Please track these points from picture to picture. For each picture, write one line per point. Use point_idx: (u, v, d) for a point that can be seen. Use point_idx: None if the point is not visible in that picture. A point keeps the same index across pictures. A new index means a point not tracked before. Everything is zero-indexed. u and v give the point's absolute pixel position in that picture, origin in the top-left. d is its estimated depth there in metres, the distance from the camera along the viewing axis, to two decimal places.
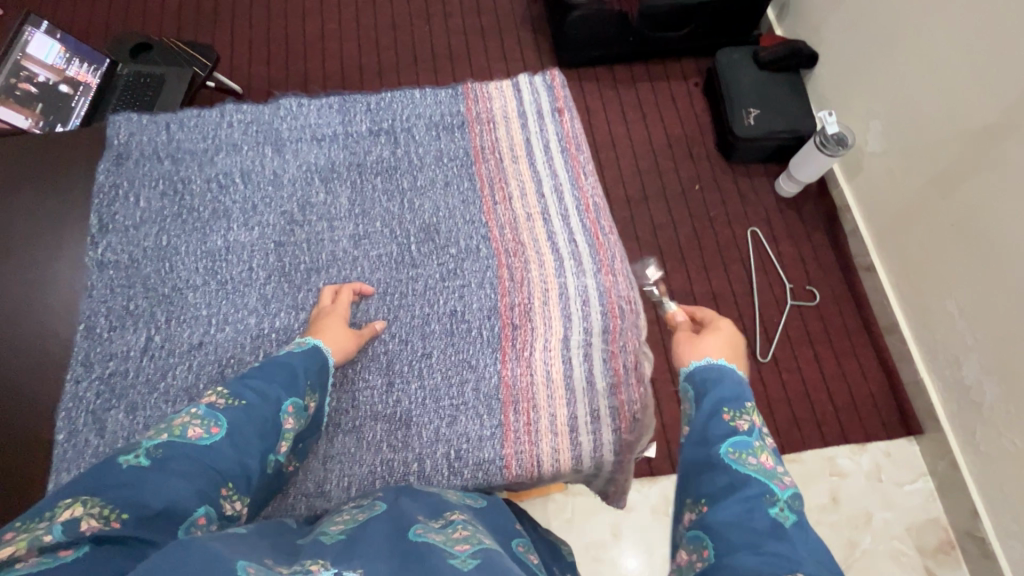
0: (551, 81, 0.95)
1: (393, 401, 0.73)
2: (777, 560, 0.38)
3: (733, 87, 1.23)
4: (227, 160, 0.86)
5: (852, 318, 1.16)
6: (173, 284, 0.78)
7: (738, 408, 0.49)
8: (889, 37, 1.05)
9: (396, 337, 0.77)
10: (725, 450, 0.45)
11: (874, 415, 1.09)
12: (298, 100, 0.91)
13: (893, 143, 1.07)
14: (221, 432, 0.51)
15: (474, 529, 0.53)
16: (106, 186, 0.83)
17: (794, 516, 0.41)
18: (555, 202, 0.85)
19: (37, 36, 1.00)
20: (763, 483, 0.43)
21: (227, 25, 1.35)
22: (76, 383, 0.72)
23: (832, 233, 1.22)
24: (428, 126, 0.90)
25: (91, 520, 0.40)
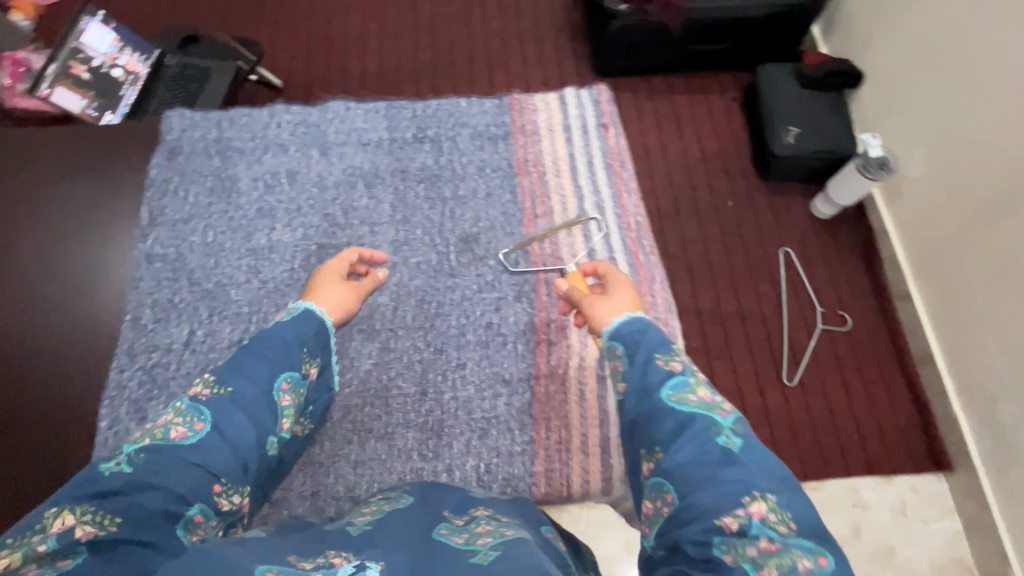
0: (597, 96, 1.13)
1: (425, 410, 0.88)
2: (727, 485, 0.48)
3: (773, 104, 1.21)
4: (273, 160, 1.04)
5: (884, 347, 1.13)
6: (217, 280, 0.95)
7: (667, 355, 0.60)
8: (942, 60, 1.02)
9: (432, 347, 0.92)
10: (667, 395, 0.56)
11: (903, 447, 1.06)
12: (346, 105, 1.09)
13: (939, 168, 1.04)
14: (206, 426, 0.55)
15: (497, 524, 0.54)
16: (159, 179, 1.01)
17: (738, 440, 0.52)
18: (598, 218, 1.02)
19: (93, 25, 1.06)
20: (710, 417, 0.53)
21: (272, 19, 1.38)
22: (120, 371, 0.88)
23: (867, 258, 1.19)
24: (473, 135, 1.08)
25: (85, 527, 0.46)
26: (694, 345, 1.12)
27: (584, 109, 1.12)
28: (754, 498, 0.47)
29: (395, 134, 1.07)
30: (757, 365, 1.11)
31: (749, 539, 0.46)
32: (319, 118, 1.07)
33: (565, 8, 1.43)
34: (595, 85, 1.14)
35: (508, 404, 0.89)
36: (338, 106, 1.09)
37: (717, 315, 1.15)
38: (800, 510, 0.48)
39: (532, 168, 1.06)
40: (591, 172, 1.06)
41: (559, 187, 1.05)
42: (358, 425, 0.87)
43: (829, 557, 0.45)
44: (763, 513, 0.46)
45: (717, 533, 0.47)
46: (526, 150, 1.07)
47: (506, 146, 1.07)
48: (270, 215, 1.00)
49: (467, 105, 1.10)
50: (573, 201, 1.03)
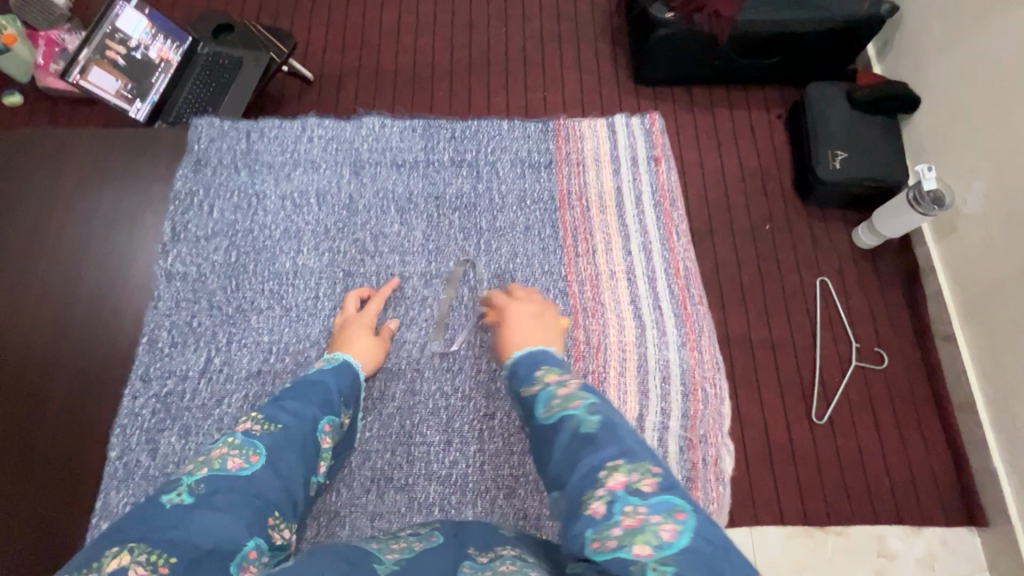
0: (649, 126, 1.08)
1: (448, 462, 0.85)
2: (589, 469, 0.46)
3: (822, 124, 1.15)
4: (302, 177, 1.02)
5: (921, 389, 1.08)
6: (238, 305, 0.94)
7: (526, 375, 0.60)
8: (1005, 92, 0.96)
9: (459, 394, 0.89)
10: (541, 415, 0.54)
11: (934, 497, 1.01)
12: (381, 121, 1.07)
13: (995, 207, 0.98)
14: (262, 459, 0.57)
15: (523, 564, 0.50)
16: (183, 192, 0.99)
17: (598, 418, 0.50)
18: (643, 262, 0.98)
19: (127, 10, 1.01)
20: (570, 416, 0.51)
21: (307, 8, 1.35)
22: (133, 398, 0.87)
23: (911, 294, 1.13)
24: (513, 161, 1.04)
25: (138, 568, 0.41)
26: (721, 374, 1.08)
27: (634, 139, 1.08)
28: (610, 470, 0.45)
29: (431, 156, 1.04)
30: (786, 401, 1.06)
31: (612, 517, 0.41)
32: (354, 134, 1.05)
33: (607, 10, 1.37)
34: (646, 114, 1.10)
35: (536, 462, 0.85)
36: (373, 122, 1.06)
37: (748, 345, 1.10)
38: (668, 473, 0.45)
39: (575, 202, 1.02)
40: (638, 210, 1.02)
41: (604, 223, 1.01)
42: (377, 473, 0.84)
43: (687, 508, 0.42)
44: (624, 482, 0.44)
45: (586, 522, 0.42)
46: (570, 181, 1.03)
47: (549, 176, 1.04)
48: (297, 236, 0.98)
49: (509, 128, 1.07)
50: (618, 240, 1.00)
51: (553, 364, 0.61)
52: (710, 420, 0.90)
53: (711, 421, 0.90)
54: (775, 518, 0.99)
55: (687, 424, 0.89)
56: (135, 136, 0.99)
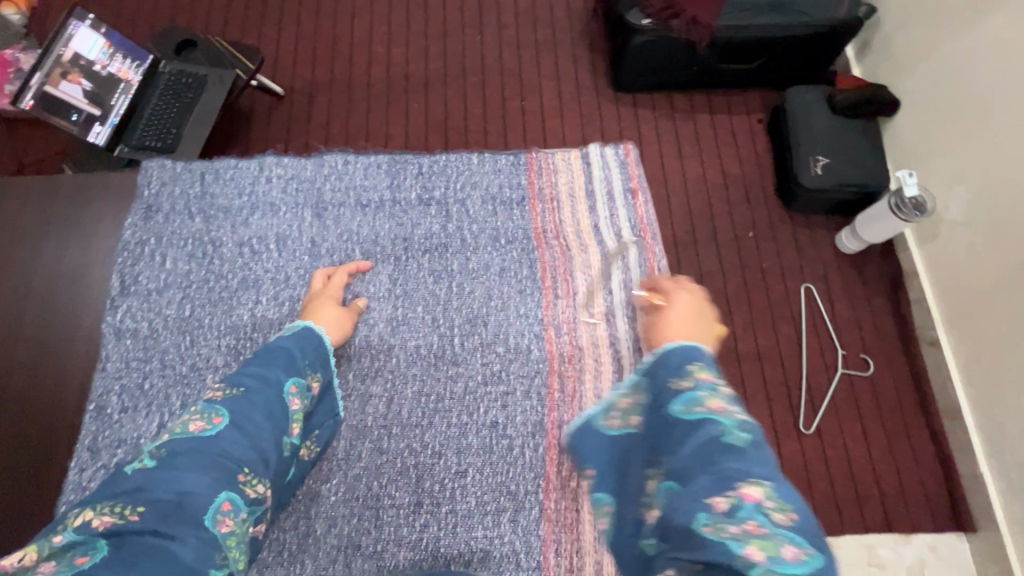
0: (625, 157, 1.07)
1: (419, 527, 0.82)
2: (724, 474, 0.47)
3: (803, 132, 1.14)
4: (261, 222, 0.99)
5: (907, 394, 1.07)
6: (192, 364, 0.90)
7: (682, 371, 0.57)
8: (985, 97, 0.96)
9: (431, 450, 0.86)
10: (678, 409, 0.55)
11: (922, 504, 1.01)
12: (345, 157, 1.04)
13: (977, 215, 0.98)
14: (224, 420, 0.61)
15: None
16: (133, 242, 0.97)
17: (748, 437, 0.50)
18: (626, 302, 0.96)
19: (82, 29, 0.97)
20: (713, 421, 0.52)
21: (276, 19, 1.31)
22: (80, 472, 0.83)
23: (894, 298, 1.13)
24: (484, 199, 1.02)
25: (101, 518, 0.51)
26: None
27: (610, 171, 1.06)
28: (749, 483, 0.46)
29: (398, 194, 1.02)
30: (774, 412, 1.05)
31: (734, 519, 0.44)
32: (315, 174, 1.02)
33: (585, 16, 1.35)
34: (622, 144, 1.09)
35: (512, 522, 0.83)
36: (336, 159, 1.04)
37: (734, 357, 1.09)
38: (804, 511, 0.47)
39: (552, 240, 1.00)
40: (617, 246, 1.00)
41: (584, 263, 0.98)
42: (343, 541, 0.82)
43: (815, 548, 0.44)
44: (758, 498, 0.46)
45: (703, 510, 0.46)
46: (544, 218, 1.01)
47: (522, 214, 1.01)
48: (254, 286, 0.95)
49: (479, 163, 1.04)
50: (599, 282, 0.97)
51: (706, 363, 0.58)
52: None
53: None
54: None
55: None
56: (80, 185, 0.94)
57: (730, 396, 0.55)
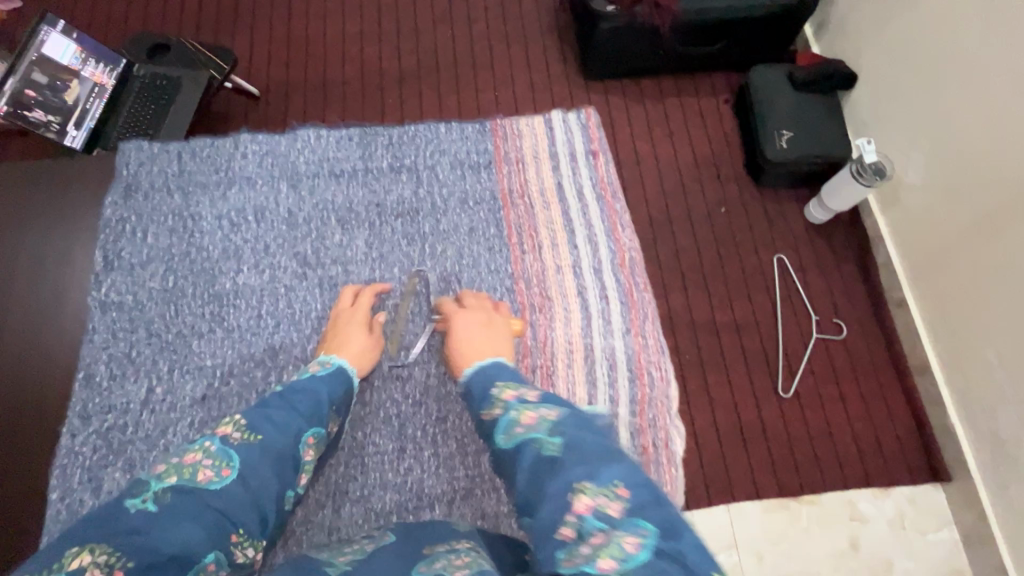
0: (586, 121, 1.09)
1: (404, 469, 0.84)
2: (556, 489, 0.49)
3: (767, 109, 1.18)
4: (238, 195, 1.00)
5: (880, 353, 1.11)
6: (177, 330, 0.91)
7: (495, 397, 0.66)
8: (930, 65, 1.01)
9: (410, 399, 0.88)
10: (502, 439, 0.60)
11: (899, 458, 1.05)
12: (317, 131, 1.05)
13: (932, 177, 1.02)
14: (233, 473, 0.56)
15: (477, 556, 0.52)
16: (114, 220, 0.97)
17: (559, 440, 0.54)
18: (590, 253, 0.99)
19: (54, 36, 0.99)
20: (531, 440, 0.56)
21: (248, 23, 1.32)
22: (72, 436, 0.84)
23: (863, 264, 1.17)
24: (452, 164, 1.04)
25: (96, 570, 0.42)
26: (689, 358, 1.10)
27: (572, 135, 1.09)
28: (577, 491, 0.48)
29: (369, 163, 1.03)
30: (752, 378, 1.09)
31: (581, 539, 0.45)
32: (288, 148, 1.03)
33: (552, 8, 1.38)
34: (583, 108, 1.11)
35: (491, 460, 0.85)
36: (309, 134, 1.05)
37: (711, 329, 1.12)
38: (642, 491, 0.48)
39: (518, 200, 1.02)
40: (582, 205, 1.03)
41: (549, 220, 1.01)
42: (332, 487, 0.83)
43: (649, 525, 0.44)
44: (590, 506, 0.46)
45: (558, 546, 0.46)
46: (510, 179, 1.04)
47: (489, 176, 1.04)
48: (236, 255, 0.96)
49: (447, 131, 1.07)
50: (563, 234, 1.00)
51: (513, 381, 0.68)
52: (659, 403, 0.91)
53: (660, 404, 0.91)
54: (750, 494, 1.01)
55: (636, 410, 0.90)
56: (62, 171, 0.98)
57: (540, 407, 0.61)
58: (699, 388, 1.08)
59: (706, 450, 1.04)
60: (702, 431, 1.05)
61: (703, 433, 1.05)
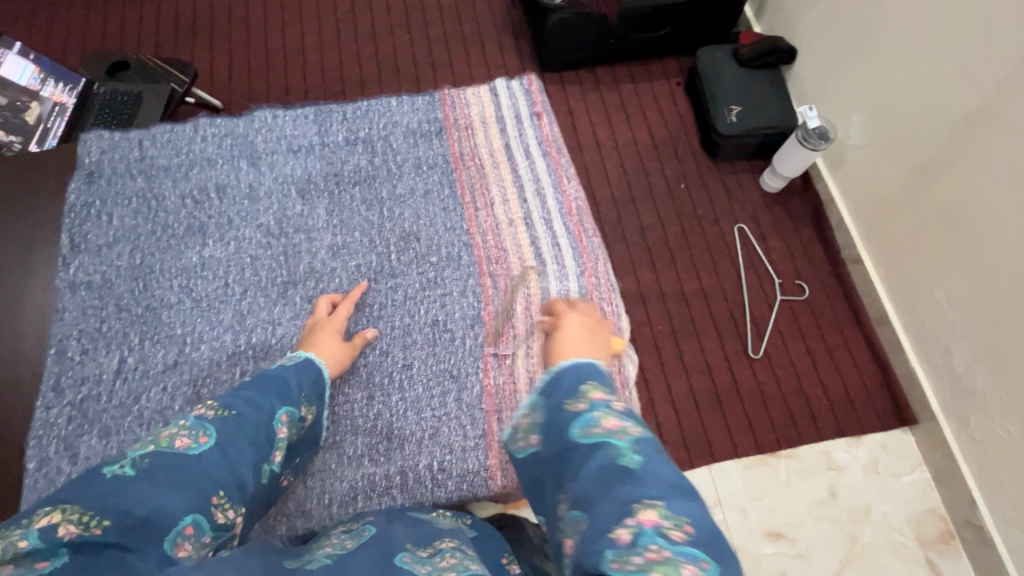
0: (527, 86, 1.09)
1: (373, 415, 0.82)
2: (620, 501, 0.40)
3: (715, 86, 1.23)
4: (201, 174, 0.96)
5: (842, 309, 1.16)
6: (148, 303, 0.87)
7: (574, 394, 0.48)
8: (860, 31, 1.07)
9: (379, 349, 0.85)
10: (575, 433, 0.46)
11: (868, 407, 1.09)
12: (273, 112, 1.02)
13: (873, 137, 1.08)
14: (212, 441, 0.54)
15: (462, 556, 0.48)
16: (79, 205, 0.92)
17: (642, 457, 0.43)
18: (538, 205, 0.98)
19: (11, 57, 1.01)
20: (611, 445, 0.44)
21: (208, 39, 1.34)
22: (47, 410, 0.79)
23: (819, 227, 1.22)
24: (405, 134, 1.02)
25: (68, 526, 0.40)
26: (662, 328, 1.13)
27: (514, 100, 1.08)
28: (644, 505, 0.40)
29: (325, 138, 1.00)
30: (724, 343, 1.12)
31: (637, 548, 0.37)
32: (247, 128, 0.99)
33: (506, 7, 1.43)
34: (523, 75, 1.11)
35: (457, 401, 0.83)
36: (264, 114, 1.01)
37: (680, 299, 1.15)
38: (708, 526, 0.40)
39: (469, 161, 1.01)
40: (529, 162, 1.03)
41: (498, 177, 1.00)
42: None
43: (715, 562, 0.37)
44: (655, 521, 0.39)
45: (608, 546, 0.38)
46: (461, 144, 1.03)
47: (440, 142, 1.02)
48: (201, 231, 0.92)
49: (397, 104, 1.04)
50: (512, 193, 0.99)
51: (600, 381, 0.49)
52: (612, 335, 0.89)
53: (613, 335, 0.89)
54: (730, 454, 1.04)
55: None
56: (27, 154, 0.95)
57: (628, 412, 0.47)
58: (674, 357, 1.11)
59: (684, 415, 1.06)
60: (677, 397, 1.08)
61: (680, 401, 1.08)
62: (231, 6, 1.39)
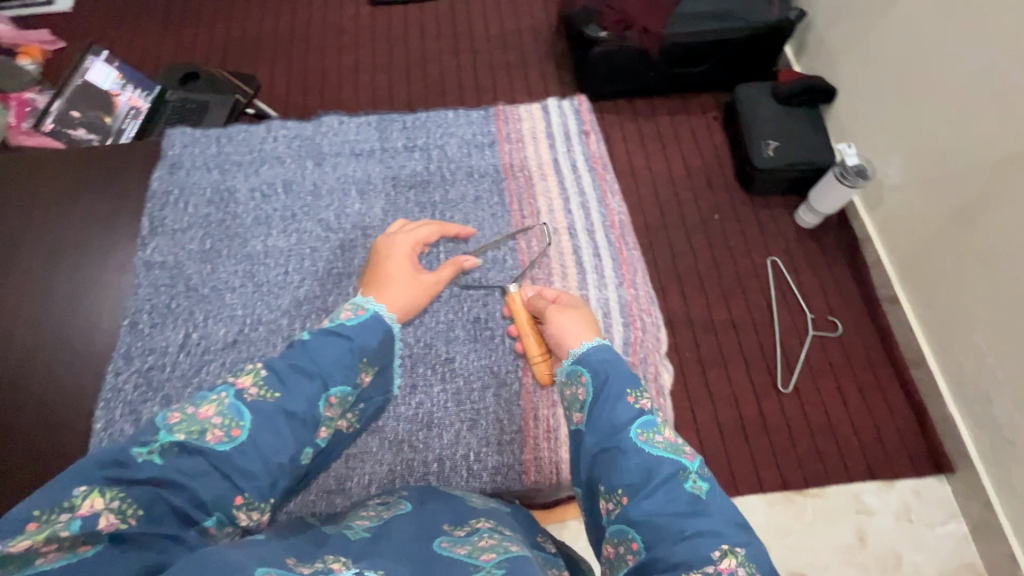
0: (579, 106, 1.11)
1: (416, 403, 0.83)
2: (701, 538, 0.47)
3: (753, 120, 1.25)
4: (270, 171, 0.99)
5: (874, 349, 1.15)
6: (213, 285, 0.89)
7: (638, 390, 0.57)
8: (901, 72, 1.08)
9: (420, 341, 0.87)
10: (635, 435, 0.53)
11: (901, 449, 1.06)
12: (339, 118, 1.06)
13: (913, 176, 1.08)
14: (243, 437, 0.48)
15: (501, 538, 0.50)
16: (160, 191, 0.95)
17: (705, 484, 0.51)
18: (582, 217, 0.99)
19: (97, 63, 1.11)
20: (678, 466, 0.51)
21: (270, 57, 1.44)
22: (116, 374, 0.82)
23: (853, 265, 1.22)
24: (460, 144, 1.05)
25: (109, 515, 0.41)
26: (688, 356, 1.13)
27: (566, 118, 1.10)
28: (725, 553, 0.46)
29: (385, 145, 1.04)
30: (752, 374, 1.11)
31: None
32: (314, 132, 1.03)
33: (550, 38, 1.49)
34: (575, 96, 1.13)
35: (496, 395, 0.84)
36: (331, 119, 1.05)
37: (710, 327, 1.15)
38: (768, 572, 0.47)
39: (518, 172, 1.03)
40: (575, 177, 1.04)
41: (546, 189, 1.02)
42: None
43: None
44: (732, 569, 0.45)
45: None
46: (511, 154, 1.04)
47: (492, 153, 1.04)
48: (266, 222, 0.95)
49: (454, 116, 1.07)
50: (558, 201, 1.01)
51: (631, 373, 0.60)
52: (651, 344, 0.90)
53: (651, 345, 0.90)
54: (755, 488, 1.02)
55: (629, 349, 0.88)
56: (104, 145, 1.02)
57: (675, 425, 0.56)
58: (699, 384, 1.10)
59: (709, 444, 1.05)
60: (703, 426, 1.07)
61: (705, 431, 1.06)
62: (293, 27, 1.48)
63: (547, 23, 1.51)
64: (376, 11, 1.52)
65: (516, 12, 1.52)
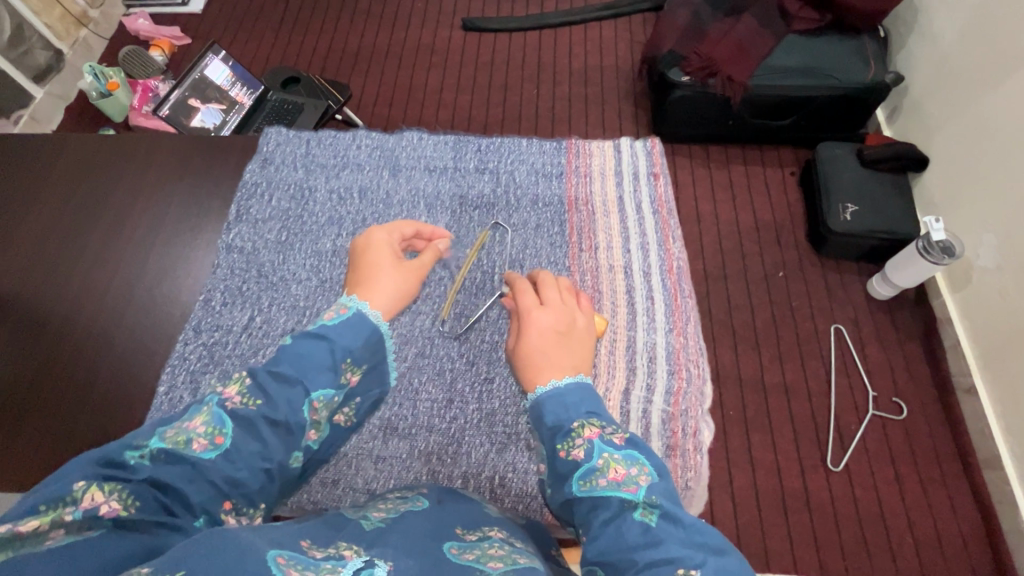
0: (650, 148, 1.11)
1: (449, 418, 0.84)
2: None
3: (832, 181, 1.20)
4: (349, 176, 1.05)
5: (944, 441, 1.05)
6: (281, 275, 0.95)
7: (566, 440, 0.57)
8: (1002, 150, 1.02)
9: (464, 358, 0.89)
10: (577, 486, 0.54)
11: (963, 557, 0.96)
12: (419, 134, 1.11)
13: (1007, 260, 1.00)
14: (227, 443, 0.49)
15: (510, 548, 0.49)
16: (250, 182, 1.03)
17: (656, 512, 0.50)
18: (641, 258, 0.99)
19: (215, 61, 1.21)
20: (618, 498, 0.51)
21: (364, 69, 1.54)
22: (184, 344, 0.87)
23: (927, 345, 1.14)
24: (530, 171, 1.07)
25: (110, 503, 0.42)
26: (733, 415, 1.08)
27: (636, 159, 1.10)
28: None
29: (458, 164, 1.08)
30: (800, 446, 1.05)
31: None
32: (395, 144, 1.09)
33: (632, 77, 1.50)
34: (648, 138, 1.13)
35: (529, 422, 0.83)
36: (412, 135, 1.10)
37: (761, 389, 1.10)
38: None
39: (583, 206, 1.04)
40: (638, 217, 1.03)
41: (607, 226, 1.02)
42: (384, 422, 0.84)
43: None
44: None
45: None
46: (578, 188, 1.06)
47: (559, 184, 1.06)
48: (338, 223, 1.00)
49: (528, 145, 1.10)
50: (619, 238, 1.01)
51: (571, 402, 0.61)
52: (693, 397, 0.86)
53: (693, 398, 0.86)
54: (789, 569, 0.95)
55: (670, 400, 0.85)
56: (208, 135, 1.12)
57: (625, 452, 0.55)
58: (741, 447, 1.05)
59: (743, 513, 1.00)
60: (739, 490, 1.02)
61: (742, 496, 1.01)
62: (390, 44, 1.58)
63: (631, 62, 1.53)
64: (467, 36, 1.59)
65: (601, 49, 1.55)
